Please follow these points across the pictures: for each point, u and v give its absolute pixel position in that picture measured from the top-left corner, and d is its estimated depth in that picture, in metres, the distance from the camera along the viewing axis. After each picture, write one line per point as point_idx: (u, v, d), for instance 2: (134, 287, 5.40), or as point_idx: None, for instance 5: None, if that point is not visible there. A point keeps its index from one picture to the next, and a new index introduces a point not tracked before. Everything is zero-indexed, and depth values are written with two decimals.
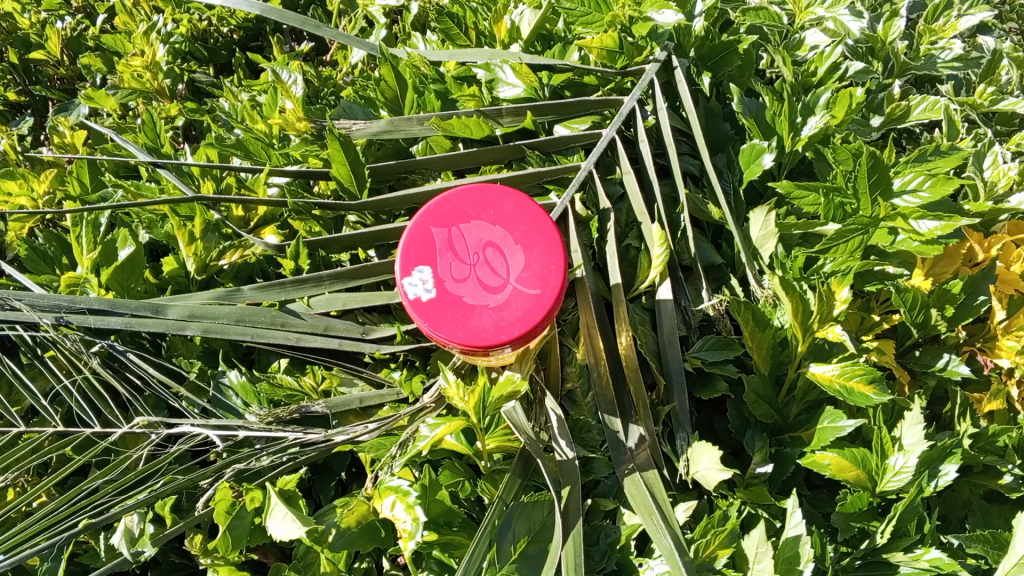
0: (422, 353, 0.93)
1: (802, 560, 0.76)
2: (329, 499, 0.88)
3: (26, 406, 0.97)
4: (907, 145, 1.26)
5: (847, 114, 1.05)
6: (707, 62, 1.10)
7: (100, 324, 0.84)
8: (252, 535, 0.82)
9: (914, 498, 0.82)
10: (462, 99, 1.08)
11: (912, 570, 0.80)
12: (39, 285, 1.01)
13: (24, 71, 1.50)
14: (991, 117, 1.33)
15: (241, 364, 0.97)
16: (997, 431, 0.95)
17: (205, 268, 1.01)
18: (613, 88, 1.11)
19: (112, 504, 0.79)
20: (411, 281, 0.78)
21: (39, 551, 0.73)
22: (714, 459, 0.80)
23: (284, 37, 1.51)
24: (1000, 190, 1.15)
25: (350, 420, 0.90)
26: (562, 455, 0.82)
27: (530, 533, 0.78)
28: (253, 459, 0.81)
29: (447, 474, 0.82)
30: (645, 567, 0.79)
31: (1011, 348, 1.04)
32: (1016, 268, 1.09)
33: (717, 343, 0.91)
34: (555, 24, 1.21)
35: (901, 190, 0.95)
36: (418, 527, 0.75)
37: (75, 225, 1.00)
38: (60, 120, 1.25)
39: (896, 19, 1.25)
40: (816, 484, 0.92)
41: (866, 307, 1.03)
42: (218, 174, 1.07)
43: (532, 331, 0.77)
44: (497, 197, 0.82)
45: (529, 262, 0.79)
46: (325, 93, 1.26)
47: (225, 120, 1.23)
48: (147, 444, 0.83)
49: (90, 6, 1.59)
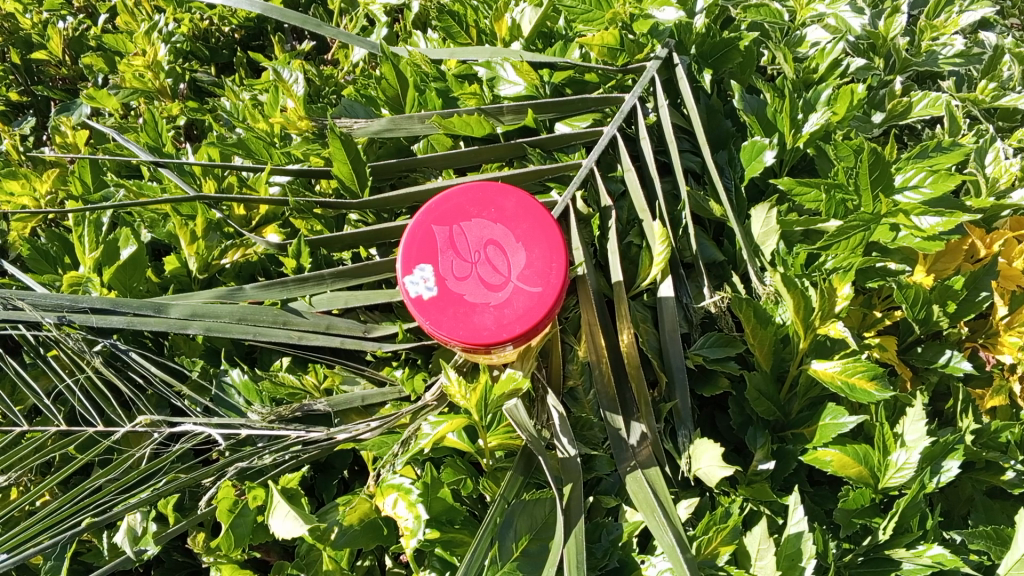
0: (424, 351, 0.93)
1: (805, 557, 0.76)
2: (332, 497, 0.88)
3: (29, 405, 0.97)
4: (909, 142, 1.25)
5: (849, 111, 1.04)
6: (708, 59, 1.11)
7: (103, 323, 0.84)
8: (255, 533, 0.82)
9: (916, 494, 0.81)
10: (463, 97, 1.09)
11: (915, 566, 0.80)
12: (42, 284, 1.01)
13: (26, 71, 1.50)
14: (993, 113, 1.33)
15: (244, 363, 0.97)
16: (999, 426, 0.95)
17: (207, 267, 1.01)
18: (614, 86, 1.11)
19: (115, 503, 0.79)
20: (412, 279, 0.79)
21: (43, 550, 0.73)
22: (716, 456, 0.80)
23: (285, 36, 1.51)
24: (1003, 186, 1.14)
25: (352, 418, 0.90)
26: (564, 453, 0.82)
27: (532, 530, 0.78)
28: (255, 457, 0.82)
29: (449, 472, 0.83)
30: (647, 565, 0.78)
31: (1013, 344, 1.04)
32: (1018, 264, 1.09)
33: (719, 340, 0.91)
34: (556, 22, 1.21)
35: (902, 186, 0.96)
36: (419, 525, 0.76)
37: (78, 224, 1.01)
38: (62, 120, 1.26)
39: (898, 15, 1.25)
40: (818, 481, 0.93)
41: (869, 303, 1.03)
42: (220, 174, 1.08)
43: (534, 328, 0.77)
44: (498, 195, 0.82)
45: (531, 260, 0.79)
46: (326, 92, 1.26)
47: (226, 120, 1.23)
48: (150, 443, 0.83)
49: (92, 6, 1.60)
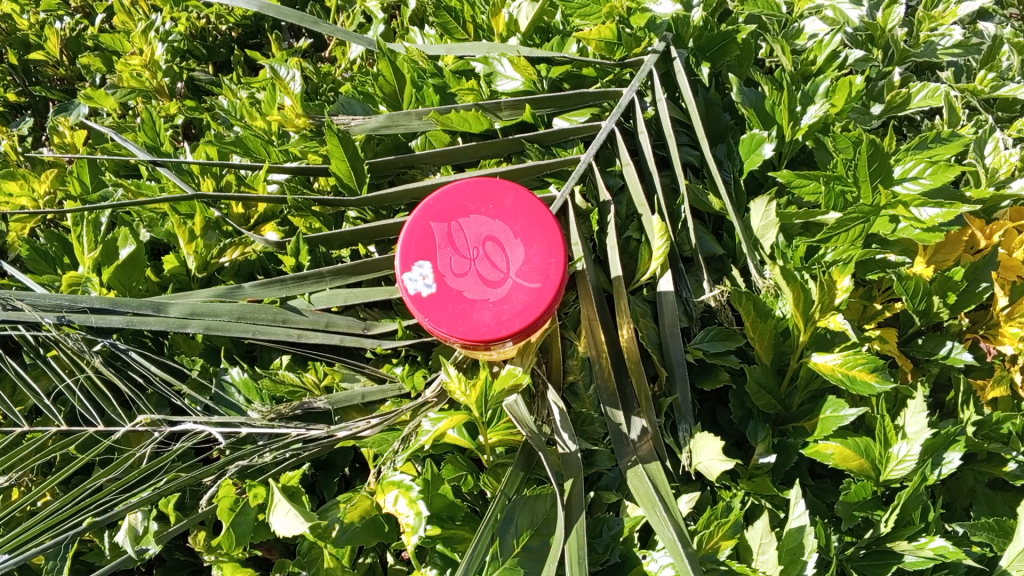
0: (423, 347, 0.93)
1: (807, 550, 0.76)
2: (333, 494, 0.88)
3: (30, 405, 0.97)
4: (908, 133, 1.25)
5: (848, 103, 1.05)
6: (706, 53, 1.10)
7: (102, 323, 0.84)
8: (257, 531, 0.82)
9: (918, 487, 0.81)
10: (461, 93, 1.09)
11: (917, 559, 0.79)
12: (41, 285, 1.01)
13: (24, 72, 1.50)
14: (993, 104, 1.32)
15: (243, 361, 0.97)
16: (1000, 418, 0.95)
17: (206, 266, 1.01)
18: (613, 80, 1.11)
19: (117, 502, 0.79)
20: (411, 277, 0.79)
21: (44, 551, 0.73)
22: (716, 450, 0.80)
23: (283, 34, 1.51)
24: (1002, 176, 1.14)
25: (353, 415, 0.90)
26: (564, 448, 0.82)
27: (533, 526, 0.78)
28: (256, 455, 0.82)
29: (450, 468, 0.83)
30: (648, 560, 0.78)
31: (1014, 335, 1.04)
32: (1019, 255, 1.08)
33: (719, 334, 0.91)
34: (554, 16, 1.21)
35: (901, 177, 0.95)
36: (421, 521, 0.75)
37: (77, 225, 1.01)
38: (59, 120, 1.26)
39: (896, 6, 1.24)
40: (820, 474, 0.93)
41: (869, 295, 1.03)
42: (218, 172, 1.08)
43: (533, 325, 0.77)
44: (496, 190, 0.82)
45: (529, 256, 0.79)
46: (324, 89, 1.26)
47: (224, 118, 1.23)
48: (151, 442, 0.83)
49: (89, 6, 1.59)
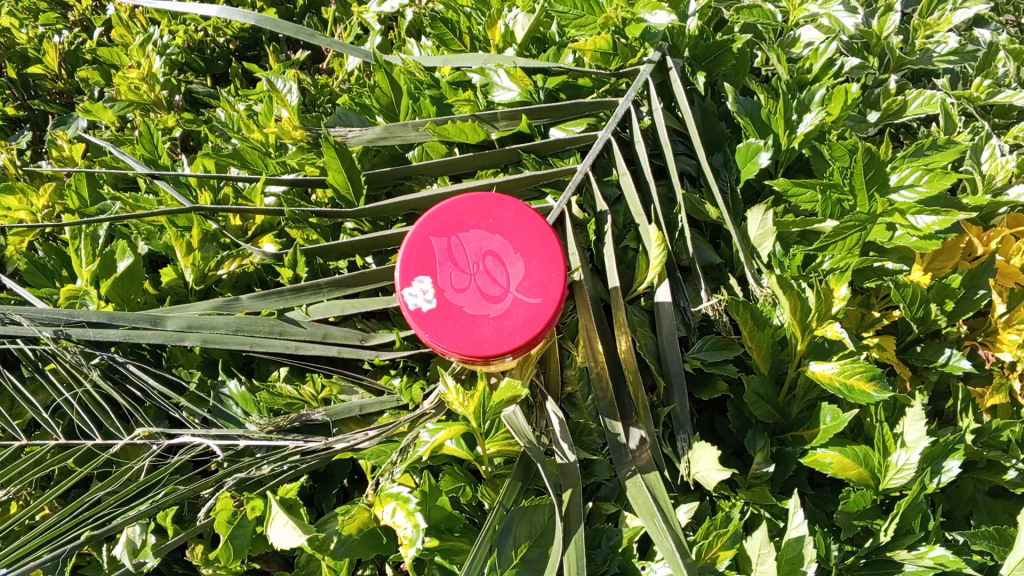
0: (422, 359, 0.93)
1: (807, 560, 0.76)
2: (331, 506, 0.88)
3: (28, 419, 0.97)
4: (904, 140, 1.25)
5: (844, 110, 1.06)
6: (702, 62, 1.12)
7: (99, 336, 0.83)
8: (254, 544, 0.81)
9: (917, 495, 0.81)
10: (457, 104, 1.11)
11: (917, 568, 0.79)
12: (40, 298, 1.02)
13: (23, 85, 1.50)
14: (989, 111, 1.32)
15: (241, 373, 0.97)
16: (1000, 425, 0.94)
17: (204, 278, 1.02)
18: (607, 90, 1.11)
19: (115, 515, 0.79)
20: (411, 291, 0.78)
21: (43, 564, 0.73)
22: (714, 460, 0.80)
23: (280, 46, 1.52)
24: (999, 183, 1.14)
25: (351, 427, 0.90)
26: (563, 458, 0.82)
27: (531, 537, 0.78)
28: (253, 468, 0.82)
29: (448, 480, 0.82)
30: (647, 570, 0.78)
31: (1012, 342, 1.03)
32: (1016, 261, 1.09)
33: (717, 343, 0.90)
34: (549, 27, 1.21)
35: (897, 185, 0.95)
36: (418, 533, 0.75)
37: (74, 237, 1.01)
38: (59, 134, 1.28)
39: (892, 13, 1.24)
40: (819, 483, 0.93)
41: (866, 303, 1.03)
42: (216, 185, 1.09)
43: (533, 339, 0.77)
44: (496, 205, 0.82)
45: (529, 271, 0.79)
46: (321, 101, 1.27)
47: (223, 130, 1.24)
48: (148, 455, 0.82)
49: (87, 20, 1.62)
